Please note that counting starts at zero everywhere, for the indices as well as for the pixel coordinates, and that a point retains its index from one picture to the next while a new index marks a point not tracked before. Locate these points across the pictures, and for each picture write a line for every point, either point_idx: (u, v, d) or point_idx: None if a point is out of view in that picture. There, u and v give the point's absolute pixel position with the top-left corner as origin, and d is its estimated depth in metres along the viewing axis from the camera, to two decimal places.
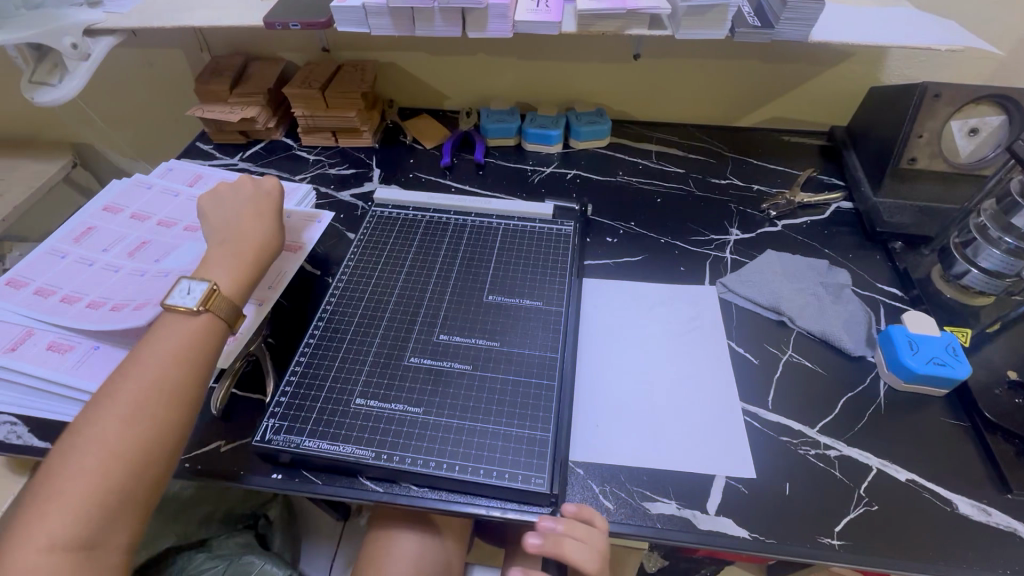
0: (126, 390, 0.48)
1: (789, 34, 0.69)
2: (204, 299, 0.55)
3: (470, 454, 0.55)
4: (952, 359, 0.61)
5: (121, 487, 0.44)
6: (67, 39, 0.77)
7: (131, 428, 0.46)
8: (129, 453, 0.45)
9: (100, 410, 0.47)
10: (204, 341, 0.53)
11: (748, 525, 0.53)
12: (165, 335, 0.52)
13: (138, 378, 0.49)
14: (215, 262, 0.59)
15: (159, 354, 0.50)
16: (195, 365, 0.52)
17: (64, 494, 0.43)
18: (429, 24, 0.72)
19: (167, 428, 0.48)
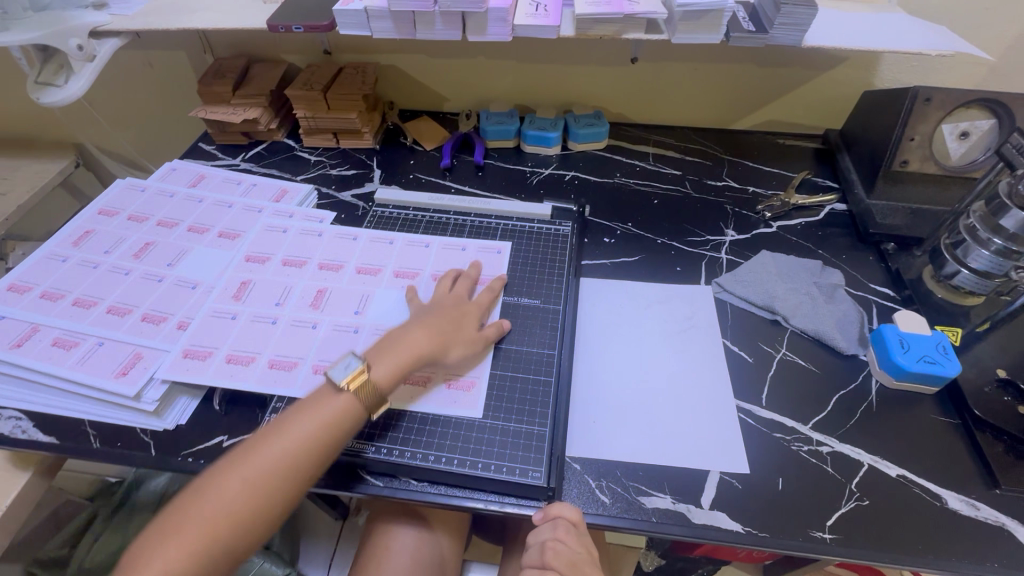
0: (261, 451, 0.50)
1: (783, 38, 0.70)
2: (351, 378, 0.54)
3: (469, 448, 0.56)
4: (942, 356, 0.62)
5: (223, 544, 0.47)
6: (74, 41, 0.79)
7: (253, 490, 0.48)
8: (243, 513, 0.48)
9: (234, 461, 0.50)
10: (344, 427, 0.53)
11: (742, 519, 0.54)
12: (314, 404, 0.53)
13: (274, 442, 0.51)
14: (388, 350, 0.57)
15: (296, 427, 0.51)
16: (325, 445, 0.52)
17: (184, 534, 0.46)
18: (431, 27, 0.73)
19: (280, 498, 0.49)
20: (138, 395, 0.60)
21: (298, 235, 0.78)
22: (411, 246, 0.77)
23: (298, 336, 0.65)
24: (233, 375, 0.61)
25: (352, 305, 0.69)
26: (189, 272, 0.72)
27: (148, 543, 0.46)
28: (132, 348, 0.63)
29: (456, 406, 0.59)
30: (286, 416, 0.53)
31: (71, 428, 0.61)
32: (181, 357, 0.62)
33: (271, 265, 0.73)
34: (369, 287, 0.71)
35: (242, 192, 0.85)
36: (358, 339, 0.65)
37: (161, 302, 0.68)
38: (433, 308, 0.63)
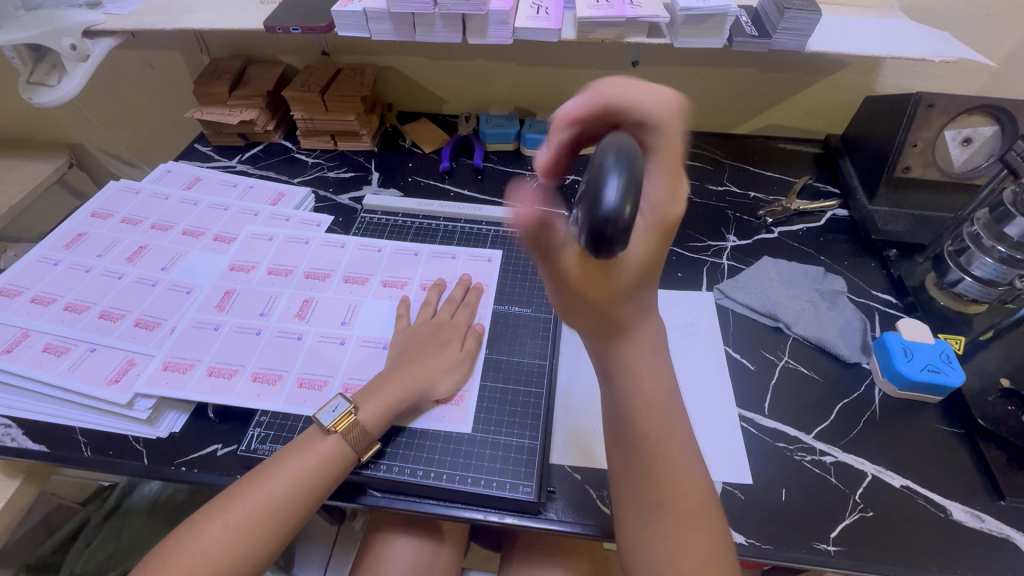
0: (245, 499, 0.48)
1: (786, 43, 0.70)
2: (338, 421, 0.53)
3: (456, 463, 0.56)
4: (946, 365, 0.62)
5: None
6: (67, 40, 0.77)
7: (235, 540, 0.47)
8: (224, 563, 0.46)
9: (217, 506, 0.48)
10: (328, 471, 0.52)
11: (744, 530, 0.54)
12: (300, 449, 0.52)
13: (258, 490, 0.49)
14: (374, 387, 0.56)
15: (283, 474, 0.50)
16: (310, 492, 0.50)
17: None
18: (430, 29, 0.72)
19: (262, 547, 0.48)
20: (130, 403, 0.59)
21: (287, 243, 0.76)
22: (398, 253, 0.76)
23: (284, 347, 0.64)
24: (213, 390, 0.60)
25: (339, 315, 0.68)
26: (183, 276, 0.71)
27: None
28: (126, 354, 0.62)
29: (446, 421, 0.59)
30: (273, 460, 0.52)
31: (62, 437, 0.60)
32: (161, 370, 0.61)
33: (256, 274, 0.72)
34: (359, 295, 0.70)
35: (238, 194, 0.84)
36: (343, 350, 0.64)
37: (153, 307, 0.67)
38: (419, 337, 0.62)
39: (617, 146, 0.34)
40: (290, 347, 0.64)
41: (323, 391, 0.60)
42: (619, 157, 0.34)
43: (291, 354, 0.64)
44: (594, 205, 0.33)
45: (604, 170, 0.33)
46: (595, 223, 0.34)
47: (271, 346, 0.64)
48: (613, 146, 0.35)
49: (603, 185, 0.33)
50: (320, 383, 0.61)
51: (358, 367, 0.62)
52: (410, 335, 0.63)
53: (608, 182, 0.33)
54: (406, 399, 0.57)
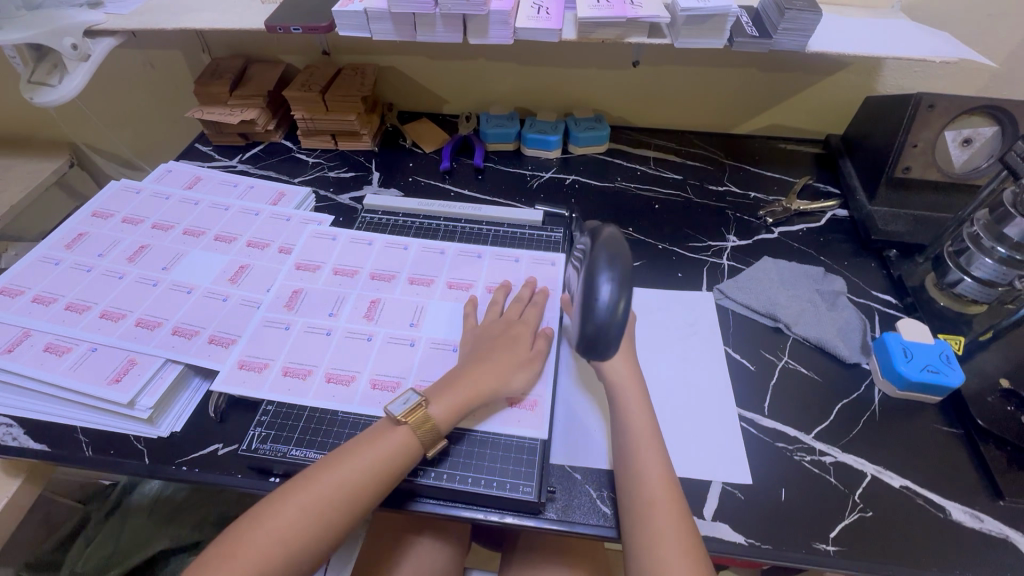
0: (326, 476, 0.50)
1: (787, 44, 0.70)
2: (408, 413, 0.54)
3: (458, 462, 0.56)
4: (945, 365, 0.62)
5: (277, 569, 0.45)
6: (68, 40, 0.78)
7: (314, 514, 0.48)
8: (300, 535, 0.47)
9: (303, 482, 0.50)
10: (400, 463, 0.52)
11: (744, 530, 0.54)
12: (376, 435, 0.53)
13: (338, 469, 0.50)
14: (446, 384, 0.57)
15: (363, 456, 0.51)
16: (386, 477, 0.51)
17: (238, 561, 0.45)
18: (431, 29, 0.72)
19: (338, 525, 0.48)
20: (131, 403, 0.59)
21: (348, 244, 0.77)
22: (426, 252, 0.77)
23: (311, 343, 0.65)
24: (244, 381, 0.61)
25: (343, 316, 0.68)
26: (184, 276, 0.71)
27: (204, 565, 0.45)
28: (126, 353, 0.62)
29: (523, 426, 0.58)
30: (353, 442, 0.53)
31: (63, 436, 0.60)
32: (237, 368, 0.62)
33: (322, 275, 0.73)
34: (421, 295, 0.71)
35: (239, 194, 0.84)
36: (372, 346, 0.65)
37: (154, 307, 0.67)
38: (488, 335, 0.63)
39: (610, 256, 0.44)
40: (360, 348, 0.65)
41: (350, 386, 0.61)
42: (614, 264, 0.44)
43: (320, 350, 0.64)
44: (593, 314, 0.44)
45: (598, 279, 0.43)
46: (596, 328, 0.44)
47: (301, 342, 0.65)
48: (607, 245, 0.45)
49: (597, 291, 0.43)
50: (347, 378, 0.62)
51: (426, 368, 0.62)
52: (479, 334, 0.63)
53: (602, 288, 0.43)
54: (475, 396, 0.57)
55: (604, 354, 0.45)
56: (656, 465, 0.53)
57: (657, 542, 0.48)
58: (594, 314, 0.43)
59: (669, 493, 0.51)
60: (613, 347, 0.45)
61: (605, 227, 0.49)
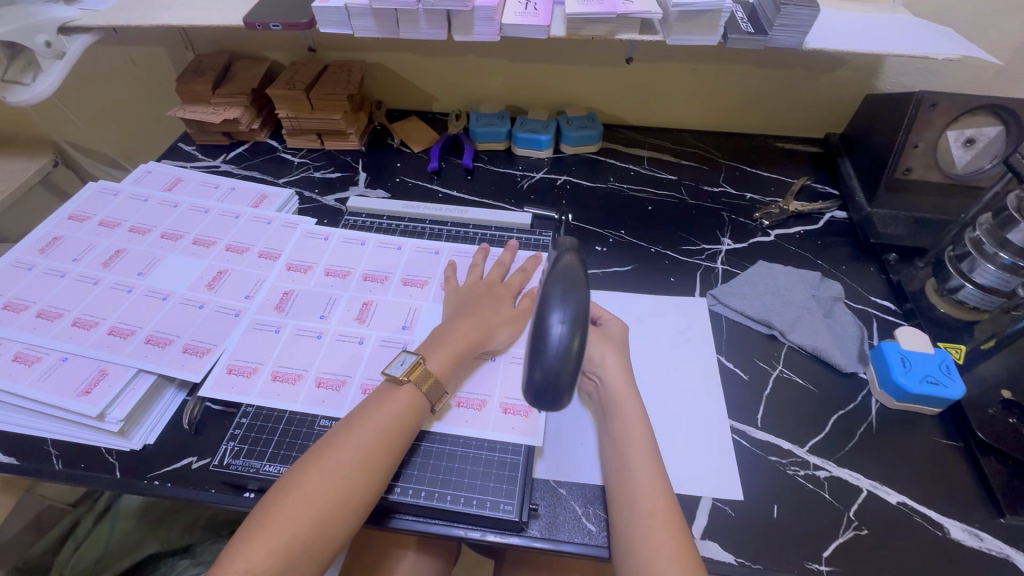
0: (335, 448, 0.49)
1: (784, 40, 0.67)
2: (410, 371, 0.54)
3: (437, 479, 0.54)
4: (946, 376, 0.60)
5: (303, 545, 0.45)
6: (41, 37, 0.75)
7: (330, 485, 0.47)
8: (320, 508, 0.46)
9: (313, 457, 0.49)
10: (410, 419, 0.53)
11: (734, 549, 0.52)
12: (378, 402, 0.53)
13: (346, 439, 0.50)
14: (435, 342, 0.58)
15: (368, 421, 0.51)
16: (393, 440, 0.51)
17: (268, 532, 0.44)
18: (414, 25, 0.70)
19: (356, 493, 0.48)
20: (101, 415, 0.57)
21: (342, 244, 0.75)
22: (418, 252, 0.74)
23: (302, 345, 0.63)
24: (233, 387, 0.60)
25: (329, 324, 0.65)
26: (161, 281, 0.69)
27: (232, 545, 0.45)
28: (98, 363, 0.60)
29: (513, 433, 0.57)
30: (355, 412, 0.53)
31: (32, 449, 0.58)
32: (226, 373, 0.61)
33: (312, 274, 0.71)
34: (413, 299, 0.68)
35: (220, 196, 0.82)
36: (363, 350, 0.63)
37: (129, 314, 0.65)
38: (472, 296, 0.64)
39: (564, 290, 0.41)
40: (352, 352, 0.63)
41: (340, 392, 0.59)
42: (566, 293, 0.41)
43: (310, 353, 0.63)
44: (542, 357, 0.39)
45: (550, 315, 0.40)
46: (544, 374, 0.39)
47: (291, 346, 0.63)
48: (561, 279, 0.42)
49: (548, 329, 0.39)
50: (337, 383, 0.60)
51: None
52: (462, 295, 0.65)
53: (553, 323, 0.40)
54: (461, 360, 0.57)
55: (555, 405, 0.40)
56: (655, 479, 0.51)
57: (654, 554, 0.46)
58: (542, 355, 0.39)
59: (671, 515, 0.49)
60: (567, 397, 0.40)
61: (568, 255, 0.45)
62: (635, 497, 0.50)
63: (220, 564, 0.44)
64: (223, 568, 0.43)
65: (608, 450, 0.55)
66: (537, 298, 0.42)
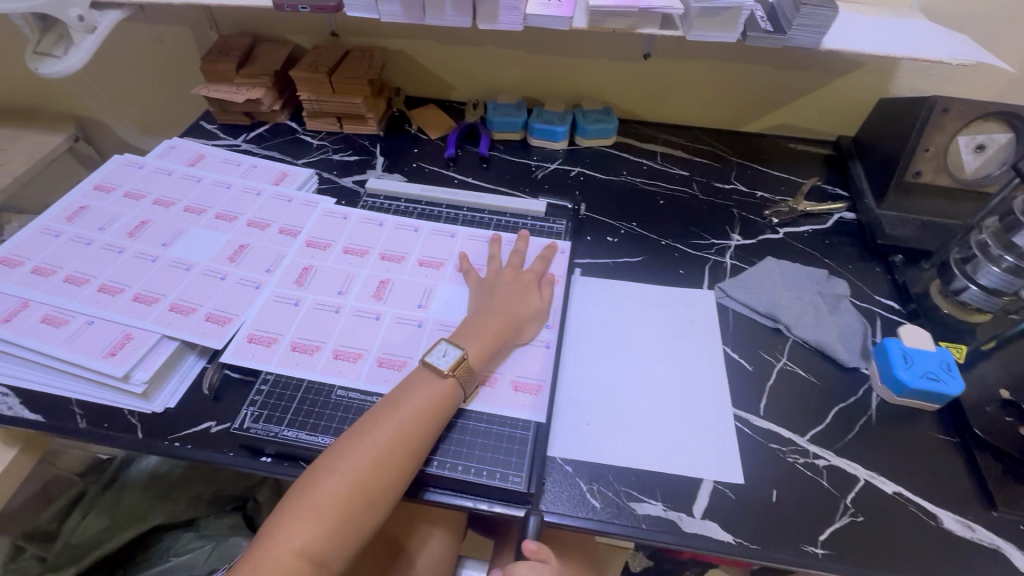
0: (381, 432, 0.51)
1: (801, 40, 0.69)
2: (455, 366, 0.56)
3: (448, 450, 0.56)
4: (945, 373, 0.61)
5: (354, 523, 0.48)
6: (74, 11, 0.77)
7: (378, 469, 0.49)
8: (368, 490, 0.49)
9: (357, 438, 0.51)
10: (448, 406, 0.55)
11: (733, 530, 0.53)
12: (417, 389, 0.55)
13: (390, 424, 0.52)
14: (469, 330, 0.60)
15: (411, 408, 0.53)
16: (432, 427, 0.53)
17: (320, 510, 0.47)
18: (440, 12, 0.72)
19: (400, 476, 0.50)
20: (126, 377, 0.59)
21: (361, 224, 0.77)
22: (436, 235, 0.76)
23: (320, 320, 0.65)
24: (254, 355, 0.62)
25: (349, 300, 0.67)
26: (184, 252, 0.71)
27: (283, 517, 0.47)
28: (123, 327, 0.62)
29: (524, 409, 0.59)
30: (394, 395, 0.54)
31: (57, 407, 0.60)
32: (246, 342, 0.63)
33: (332, 252, 0.73)
34: (431, 279, 0.70)
35: (243, 172, 0.83)
36: (378, 326, 0.65)
37: (152, 283, 0.67)
38: (499, 283, 0.66)
39: None
40: (369, 327, 0.64)
41: (356, 363, 0.61)
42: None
43: (326, 328, 0.64)
44: None
45: None
46: None
47: (310, 318, 0.65)
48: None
49: None
50: (354, 355, 0.62)
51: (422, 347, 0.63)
52: (484, 290, 0.66)
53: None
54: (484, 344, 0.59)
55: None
56: None
57: None
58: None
59: None
60: None
61: None
62: None
63: (271, 535, 0.46)
64: (276, 541, 0.46)
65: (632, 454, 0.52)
66: None
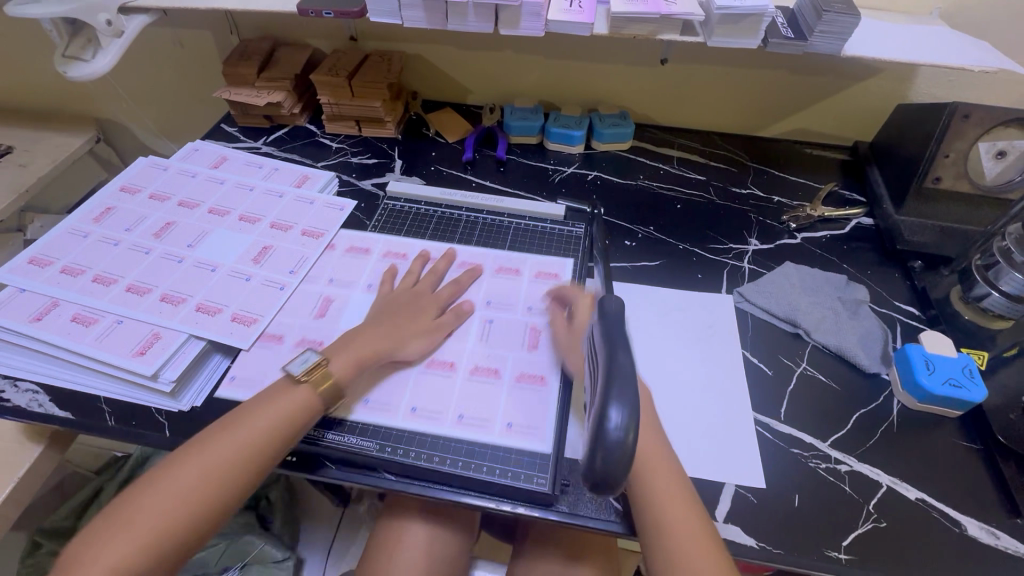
0: (218, 445, 0.52)
1: (822, 46, 0.69)
2: (309, 370, 0.57)
3: (473, 451, 0.57)
4: (968, 380, 0.61)
5: (181, 533, 0.48)
6: (103, 16, 0.78)
7: (208, 478, 0.50)
8: (200, 499, 0.49)
9: (191, 451, 0.51)
10: (303, 417, 0.55)
11: (756, 534, 0.54)
12: (268, 403, 0.55)
13: (229, 438, 0.52)
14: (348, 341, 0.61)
15: (257, 421, 0.53)
16: (276, 438, 0.53)
17: (138, 524, 0.47)
18: (462, 18, 0.72)
19: (238, 484, 0.51)
20: (155, 375, 0.60)
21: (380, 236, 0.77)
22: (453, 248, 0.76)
23: (301, 301, 0.69)
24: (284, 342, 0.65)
25: (326, 272, 0.72)
26: (209, 254, 0.72)
27: (101, 532, 0.46)
28: (151, 327, 0.63)
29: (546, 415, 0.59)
30: (238, 413, 0.55)
31: (86, 405, 0.61)
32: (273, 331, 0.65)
33: (291, 234, 0.76)
34: (509, 286, 0.72)
35: (264, 175, 0.84)
36: (348, 298, 0.70)
37: (179, 283, 0.68)
38: (394, 302, 0.67)
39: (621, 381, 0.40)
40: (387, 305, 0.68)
41: None
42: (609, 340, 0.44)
43: (304, 303, 0.68)
44: (599, 443, 0.39)
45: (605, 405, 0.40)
46: (603, 463, 0.39)
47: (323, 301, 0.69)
48: (605, 322, 0.46)
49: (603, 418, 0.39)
50: None
51: (473, 403, 0.60)
52: (385, 302, 0.67)
53: (611, 412, 0.39)
54: (421, 339, 0.64)
55: (610, 490, 0.40)
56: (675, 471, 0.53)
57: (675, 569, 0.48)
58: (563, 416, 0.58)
59: (690, 509, 0.51)
60: (620, 483, 0.40)
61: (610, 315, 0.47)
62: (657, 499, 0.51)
63: (88, 549, 0.46)
64: (90, 555, 0.45)
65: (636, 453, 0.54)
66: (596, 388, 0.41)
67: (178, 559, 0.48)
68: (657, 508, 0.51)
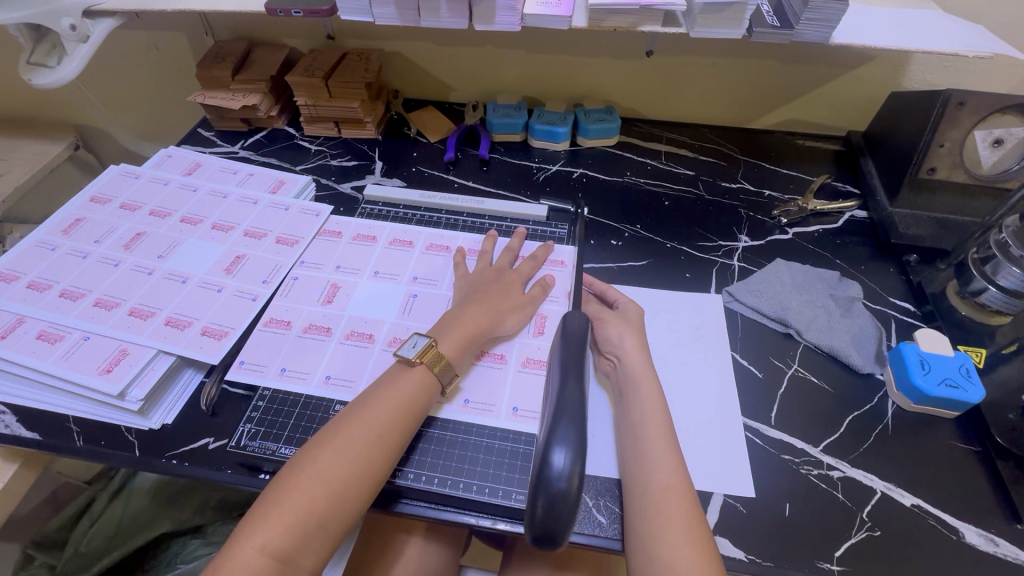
0: (353, 427, 0.50)
1: (810, 35, 0.66)
2: (422, 353, 0.56)
3: (449, 467, 0.55)
4: (965, 379, 0.59)
5: (327, 518, 0.46)
6: (66, 21, 0.76)
7: (347, 461, 0.48)
8: (342, 482, 0.48)
9: (327, 435, 0.50)
10: (422, 399, 0.54)
11: (745, 546, 0.52)
12: (389, 384, 0.54)
13: (362, 419, 0.51)
14: (448, 324, 0.60)
15: (384, 402, 0.53)
16: (401, 421, 0.52)
17: (284, 506, 0.46)
18: (435, 14, 0.70)
19: (376, 468, 0.49)
20: (122, 394, 0.58)
21: (354, 242, 0.75)
22: (429, 253, 0.74)
23: (308, 289, 0.69)
24: (273, 339, 0.64)
25: (332, 260, 0.73)
26: (180, 265, 0.70)
27: (247, 519, 0.46)
28: (118, 343, 0.61)
29: (528, 423, 0.58)
30: (367, 395, 0.54)
31: (54, 425, 0.60)
32: (263, 326, 0.65)
33: (265, 242, 0.74)
34: None
35: (239, 181, 0.82)
36: (355, 285, 0.70)
37: (149, 296, 0.66)
38: (482, 280, 0.66)
39: (568, 426, 0.44)
40: (380, 301, 0.68)
41: (368, 345, 0.63)
42: (567, 372, 0.50)
43: (312, 290, 0.69)
44: (545, 486, 0.42)
45: (552, 448, 0.43)
46: (546, 508, 0.42)
47: (311, 294, 0.68)
48: (570, 347, 0.52)
49: (550, 460, 0.43)
50: (366, 336, 0.64)
51: (480, 388, 0.60)
52: (473, 281, 0.67)
53: (556, 455, 0.43)
54: (516, 314, 0.64)
55: (556, 540, 0.42)
56: (676, 476, 0.51)
57: None
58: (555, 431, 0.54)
59: (687, 511, 0.49)
60: (565, 532, 0.42)
61: (572, 345, 0.53)
62: (653, 507, 0.49)
63: (237, 536, 0.45)
64: (239, 542, 0.44)
65: (631, 464, 0.53)
66: (544, 430, 0.45)
67: (325, 538, 0.46)
68: (660, 525, 0.48)
